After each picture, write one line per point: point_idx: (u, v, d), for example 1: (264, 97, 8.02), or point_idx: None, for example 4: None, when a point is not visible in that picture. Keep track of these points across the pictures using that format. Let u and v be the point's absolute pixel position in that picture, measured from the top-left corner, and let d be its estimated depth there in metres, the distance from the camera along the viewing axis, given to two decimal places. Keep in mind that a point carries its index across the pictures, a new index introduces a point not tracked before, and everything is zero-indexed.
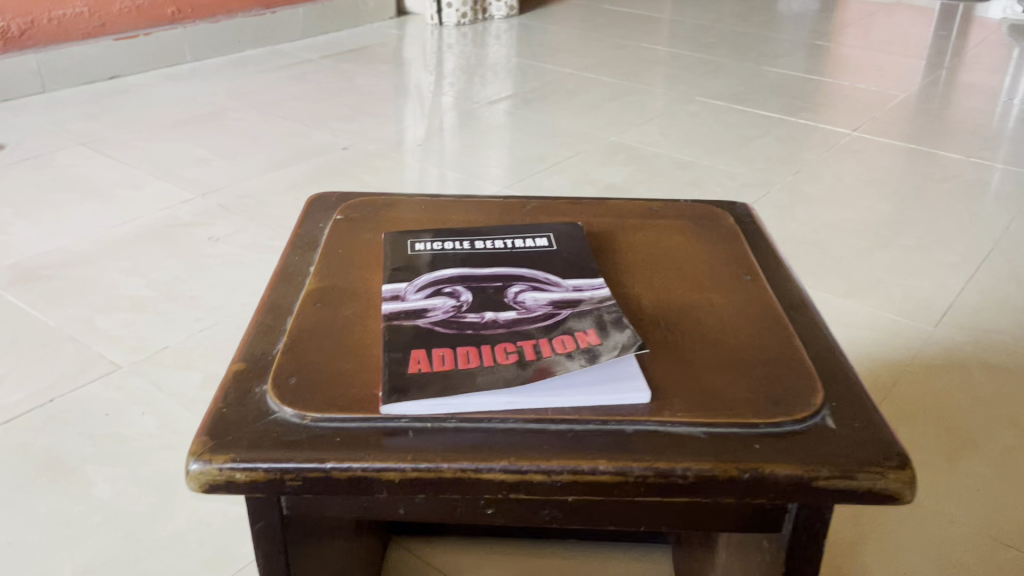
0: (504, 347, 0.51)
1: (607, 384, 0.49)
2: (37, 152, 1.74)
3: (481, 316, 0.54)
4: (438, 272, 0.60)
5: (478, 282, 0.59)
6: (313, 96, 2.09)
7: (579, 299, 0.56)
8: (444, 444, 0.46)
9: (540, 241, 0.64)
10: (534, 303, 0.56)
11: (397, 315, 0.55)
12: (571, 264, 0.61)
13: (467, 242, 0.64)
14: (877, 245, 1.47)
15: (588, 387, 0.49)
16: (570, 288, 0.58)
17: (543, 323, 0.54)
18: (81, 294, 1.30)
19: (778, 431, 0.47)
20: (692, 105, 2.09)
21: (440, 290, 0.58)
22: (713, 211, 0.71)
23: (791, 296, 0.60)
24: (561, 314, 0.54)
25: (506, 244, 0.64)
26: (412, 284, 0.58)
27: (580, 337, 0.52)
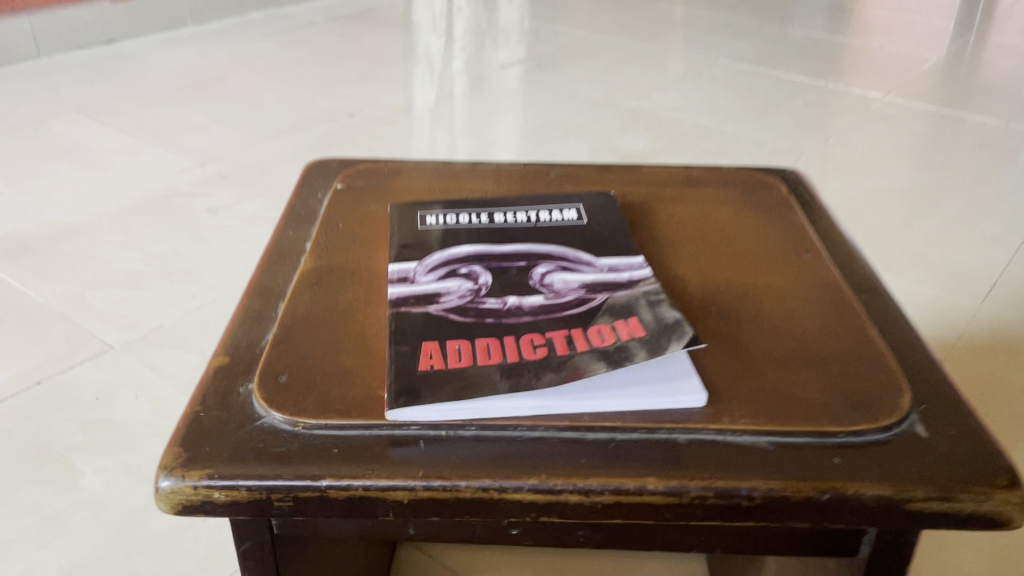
0: (531, 339, 0.44)
1: (655, 384, 0.41)
2: (30, 119, 1.66)
3: (503, 302, 0.47)
4: (452, 250, 0.52)
5: (498, 262, 0.51)
6: (318, 60, 2.00)
7: (615, 281, 0.49)
8: (462, 456, 0.39)
9: (568, 214, 0.56)
10: (564, 287, 0.48)
11: (405, 301, 0.47)
12: (604, 240, 0.53)
13: (484, 215, 0.57)
14: (915, 215, 1.38)
15: (631, 387, 0.41)
16: (604, 267, 0.50)
17: (575, 310, 0.46)
18: (72, 268, 1.22)
19: (859, 441, 0.40)
20: (714, 69, 2.00)
21: (454, 271, 0.50)
22: (762, 178, 0.63)
23: (859, 276, 0.52)
24: (597, 299, 0.47)
25: (528, 217, 0.56)
26: (422, 264, 0.51)
27: (621, 328, 0.44)
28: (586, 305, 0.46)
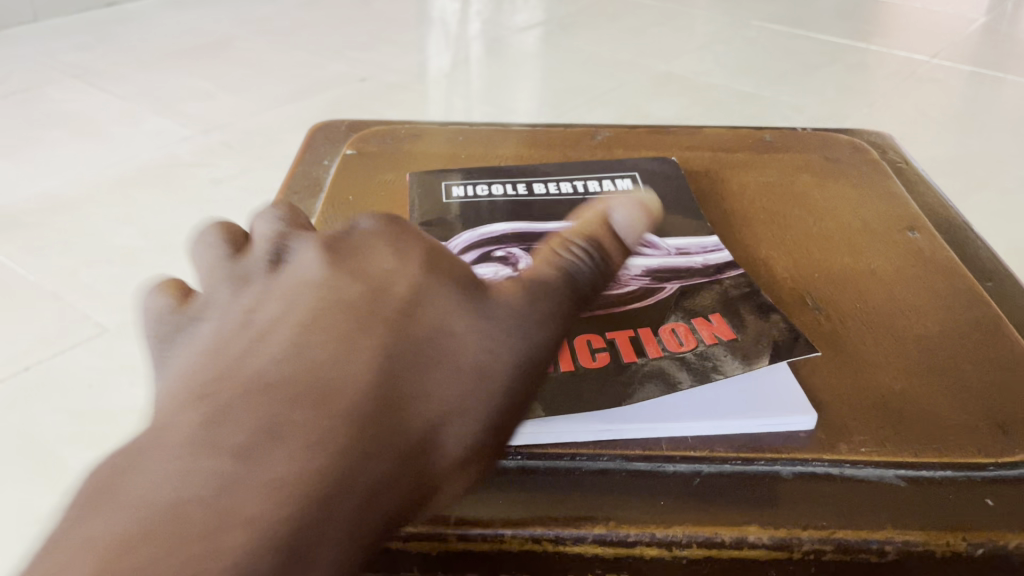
0: (589, 342, 0.35)
1: (751, 396, 0.33)
2: (25, 85, 1.57)
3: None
4: (483, 228, 0.44)
5: (540, 242, 0.42)
6: (328, 23, 1.90)
7: (686, 266, 0.40)
8: (508, 494, 0.30)
9: (620, 184, 0.48)
10: (623, 273, 0.40)
11: None
12: (666, 216, 0.44)
13: (521, 185, 0.48)
14: (972, 186, 1.28)
15: (716, 399, 0.33)
16: (671, 249, 0.42)
17: (639, 306, 0.37)
18: (65, 244, 1.14)
19: (1014, 475, 0.31)
20: (746, 31, 1.89)
21: (488, 253, 0.41)
22: (845, 140, 0.53)
23: (978, 258, 0.43)
24: (667, 291, 0.38)
25: (573, 188, 0.47)
26: (449, 245, 0.42)
27: (701, 330, 0.36)
28: (655, 300, 0.38)
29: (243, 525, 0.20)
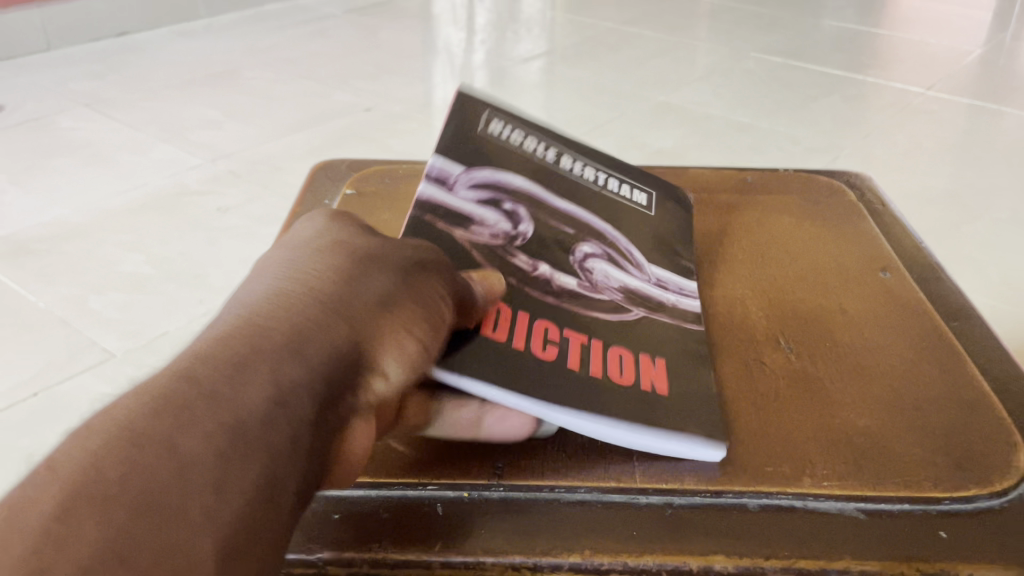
0: (547, 331, 0.38)
1: (690, 434, 0.34)
2: (37, 113, 1.60)
3: (532, 266, 0.42)
4: (505, 175, 0.46)
5: (547, 215, 0.45)
6: (335, 53, 1.94)
7: (658, 298, 0.43)
8: (488, 527, 0.32)
9: (639, 197, 0.51)
10: (603, 281, 0.43)
11: (435, 210, 0.41)
12: (665, 241, 0.47)
13: (553, 151, 0.50)
14: (965, 217, 1.30)
15: (650, 422, 0.34)
16: (652, 279, 0.44)
17: (605, 315, 0.40)
18: (75, 270, 1.16)
19: (969, 509, 0.33)
20: (746, 62, 1.92)
21: (498, 200, 0.44)
22: (826, 183, 0.55)
23: (947, 297, 0.45)
24: (631, 313, 0.41)
25: (596, 177, 0.50)
26: (468, 174, 0.44)
27: (644, 370, 0.37)
28: (619, 317, 0.41)
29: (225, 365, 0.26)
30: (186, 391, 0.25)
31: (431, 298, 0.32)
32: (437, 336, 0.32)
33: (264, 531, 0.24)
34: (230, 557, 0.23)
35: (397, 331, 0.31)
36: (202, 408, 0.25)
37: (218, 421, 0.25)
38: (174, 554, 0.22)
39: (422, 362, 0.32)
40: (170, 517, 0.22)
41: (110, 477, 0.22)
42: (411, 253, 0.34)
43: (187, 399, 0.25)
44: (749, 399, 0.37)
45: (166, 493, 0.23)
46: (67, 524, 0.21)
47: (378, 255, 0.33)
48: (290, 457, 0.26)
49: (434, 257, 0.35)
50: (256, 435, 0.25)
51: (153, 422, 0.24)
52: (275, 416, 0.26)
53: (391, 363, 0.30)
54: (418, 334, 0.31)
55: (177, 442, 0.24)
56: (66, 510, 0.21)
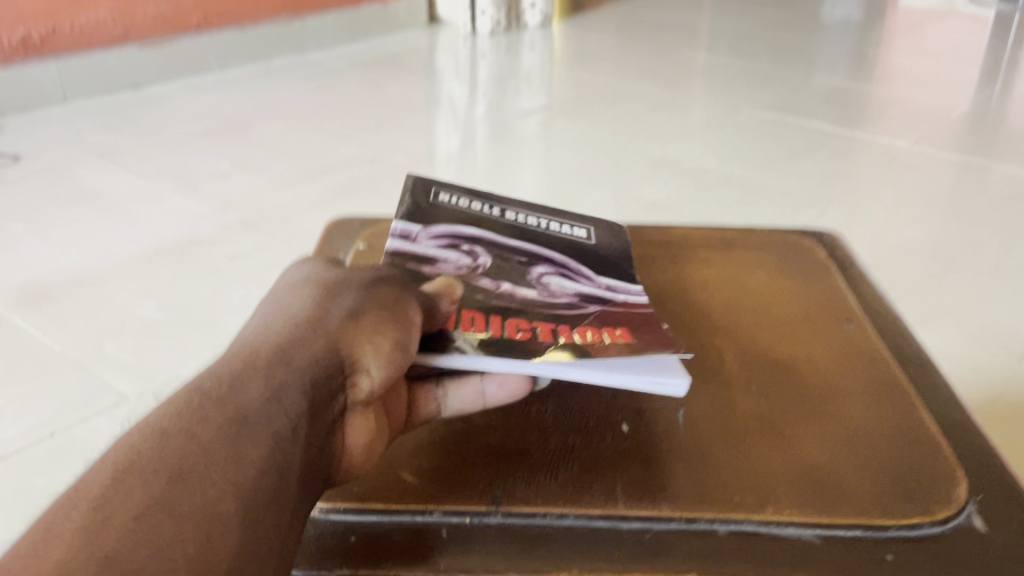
0: (516, 324, 0.44)
1: (642, 369, 0.41)
2: (54, 164, 1.66)
3: (494, 286, 0.48)
4: (456, 227, 0.52)
5: (499, 252, 0.51)
6: (342, 107, 2.00)
7: (609, 298, 0.48)
8: (486, 548, 0.36)
9: (578, 231, 0.56)
10: (560, 290, 0.48)
11: (402, 255, 0.49)
12: (609, 266, 0.52)
13: (497, 208, 0.57)
14: (948, 269, 1.35)
15: (609, 361, 0.41)
16: (603, 284, 0.50)
17: (564, 312, 0.46)
18: (90, 316, 1.21)
19: (913, 535, 0.37)
20: (738, 117, 1.99)
21: (456, 244, 0.51)
22: (799, 241, 0.60)
23: (906, 348, 0.49)
24: (588, 308, 0.46)
25: (539, 222, 0.56)
26: (426, 230, 0.52)
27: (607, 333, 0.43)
28: (578, 312, 0.46)
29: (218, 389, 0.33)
30: (197, 400, 0.32)
31: (394, 307, 0.39)
32: (409, 333, 0.39)
33: (275, 493, 0.31)
34: (247, 509, 0.30)
35: (369, 333, 0.37)
36: (202, 419, 0.32)
37: (223, 417, 0.32)
38: (199, 509, 0.29)
39: (400, 357, 0.38)
40: (193, 484, 0.29)
41: (144, 463, 0.29)
42: (372, 280, 0.41)
43: (197, 405, 0.32)
44: (720, 437, 0.42)
45: (189, 469, 0.29)
46: (116, 495, 0.28)
47: (348, 290, 0.40)
48: (291, 438, 0.32)
49: (394, 279, 0.42)
50: (257, 423, 0.32)
51: (165, 436, 0.31)
52: (274, 409, 0.33)
53: (370, 357, 0.37)
54: (387, 332, 0.38)
55: (193, 435, 0.31)
56: (115, 488, 0.28)
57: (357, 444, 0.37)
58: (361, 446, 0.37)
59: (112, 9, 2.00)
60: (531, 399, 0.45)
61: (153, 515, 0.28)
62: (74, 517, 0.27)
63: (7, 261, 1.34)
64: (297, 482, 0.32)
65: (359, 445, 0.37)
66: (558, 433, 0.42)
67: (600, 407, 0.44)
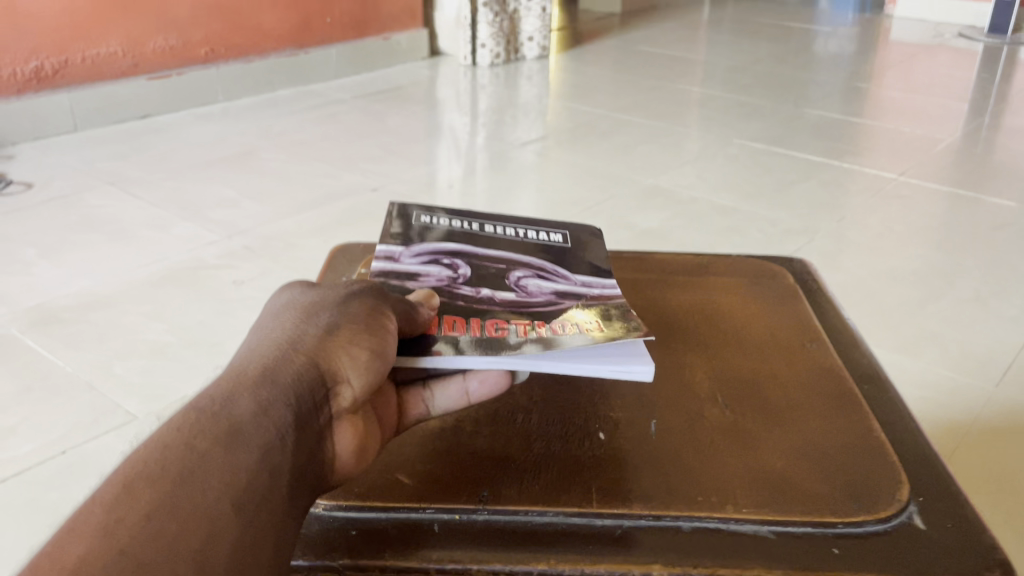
0: (495, 323, 0.48)
1: (610, 360, 0.45)
2: (65, 191, 1.71)
3: (476, 292, 0.52)
4: (437, 244, 0.57)
5: (479, 262, 0.56)
6: (345, 137, 2.06)
7: (583, 294, 0.53)
8: (472, 540, 0.40)
9: (554, 236, 0.61)
10: (537, 290, 0.53)
11: (389, 274, 0.53)
12: (583, 266, 0.57)
13: (475, 222, 0.61)
14: (930, 296, 1.39)
15: (581, 356, 0.45)
16: (578, 282, 0.55)
17: (544, 310, 0.50)
18: (100, 338, 1.25)
19: (860, 532, 0.41)
20: (731, 148, 2.04)
21: (438, 259, 0.55)
22: (770, 268, 0.65)
23: (864, 367, 0.54)
24: (563, 304, 0.51)
25: (516, 231, 0.61)
26: (409, 249, 0.56)
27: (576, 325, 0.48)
28: (554, 309, 0.51)
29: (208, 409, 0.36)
30: (188, 417, 0.35)
31: (369, 319, 0.42)
32: (385, 342, 0.42)
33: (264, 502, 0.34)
34: (234, 521, 0.32)
35: (346, 345, 0.40)
36: (195, 437, 0.34)
37: (212, 433, 0.34)
38: (192, 521, 0.31)
39: (377, 363, 0.41)
40: (187, 498, 0.32)
41: (141, 477, 0.32)
42: (347, 295, 0.44)
43: (189, 423, 0.35)
44: (687, 444, 0.46)
45: (183, 482, 0.32)
46: (116, 509, 0.31)
47: (327, 307, 0.42)
48: (279, 448, 0.35)
49: (368, 292, 0.44)
50: (245, 439, 0.35)
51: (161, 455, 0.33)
52: (260, 424, 0.35)
53: (348, 367, 0.39)
54: (363, 343, 0.40)
55: (184, 451, 0.33)
56: (116, 504, 0.31)
57: (344, 451, 0.39)
58: (348, 452, 0.39)
59: (122, 42, 2.06)
60: (516, 408, 0.49)
61: (151, 526, 0.30)
62: (78, 533, 0.30)
63: (20, 284, 1.39)
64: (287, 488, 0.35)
65: (347, 451, 0.39)
66: (541, 439, 0.47)
67: (580, 417, 0.49)
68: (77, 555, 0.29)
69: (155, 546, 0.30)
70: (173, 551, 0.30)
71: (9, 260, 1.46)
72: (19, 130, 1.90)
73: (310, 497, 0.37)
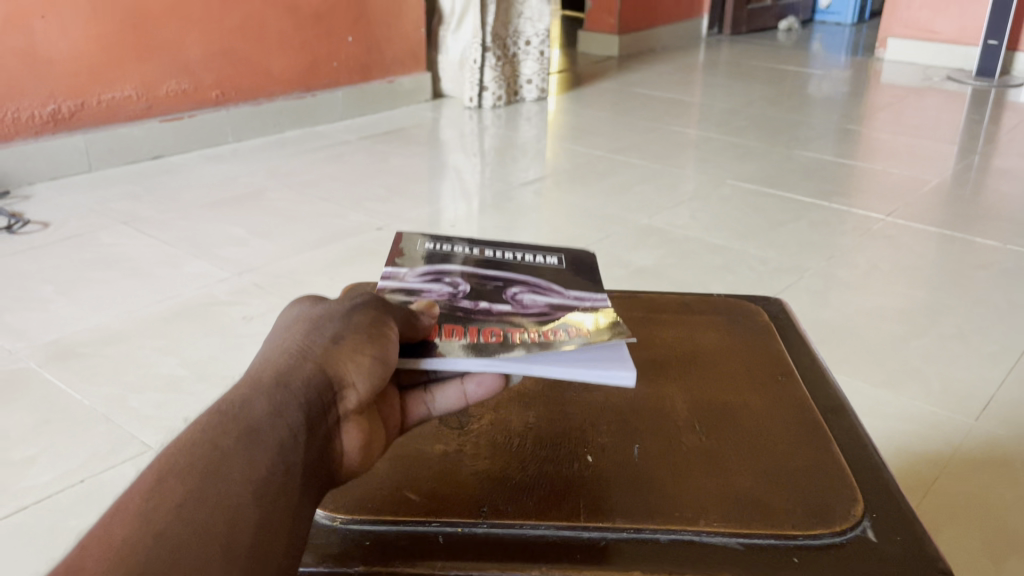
0: (491, 330, 0.52)
1: (595, 363, 0.49)
2: (80, 230, 1.77)
3: (475, 304, 0.55)
4: (439, 266, 0.61)
5: (479, 280, 0.59)
6: (349, 177, 2.12)
7: (575, 305, 0.56)
8: (472, 549, 0.45)
9: (552, 258, 0.64)
10: (532, 303, 0.56)
11: (392, 290, 0.57)
12: (577, 282, 0.60)
13: (478, 249, 0.64)
14: (913, 333, 1.44)
15: (573, 365, 0.49)
16: (572, 296, 0.57)
17: (537, 319, 0.54)
18: (115, 372, 1.30)
19: (818, 544, 0.46)
20: (723, 189, 2.10)
21: (439, 278, 0.59)
22: (748, 306, 0.71)
23: (829, 397, 0.59)
24: (555, 314, 0.54)
25: (516, 255, 0.64)
26: (412, 270, 0.60)
27: (568, 330, 0.52)
28: (547, 319, 0.54)
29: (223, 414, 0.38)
30: (211, 420, 0.38)
31: (372, 328, 0.45)
32: (387, 348, 0.44)
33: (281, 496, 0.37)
34: (256, 511, 0.36)
35: (350, 353, 0.43)
36: (214, 437, 0.37)
37: (234, 433, 0.37)
38: (218, 511, 0.35)
39: (381, 368, 0.44)
40: (213, 490, 0.35)
41: (173, 471, 0.35)
42: (351, 306, 0.46)
43: (212, 424, 0.38)
44: (667, 466, 0.51)
45: (207, 477, 0.36)
46: (150, 500, 0.34)
47: (334, 318, 0.45)
48: (292, 449, 0.38)
49: (372, 302, 0.47)
50: (262, 440, 0.38)
51: (183, 454, 0.36)
52: (275, 426, 0.38)
53: (353, 372, 0.42)
54: (366, 350, 0.43)
55: (209, 449, 0.37)
56: (147, 499, 0.34)
57: (350, 448, 0.42)
58: (354, 450, 0.42)
59: (137, 86, 2.14)
60: (512, 434, 0.55)
61: (182, 514, 0.34)
62: (118, 520, 0.33)
63: (38, 320, 1.44)
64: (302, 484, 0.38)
65: (354, 448, 0.42)
66: (534, 462, 0.52)
67: (570, 441, 0.54)
68: (117, 538, 0.32)
69: (187, 531, 0.33)
70: (201, 537, 0.33)
71: (27, 297, 1.51)
72: (36, 171, 1.96)
73: (320, 490, 0.40)
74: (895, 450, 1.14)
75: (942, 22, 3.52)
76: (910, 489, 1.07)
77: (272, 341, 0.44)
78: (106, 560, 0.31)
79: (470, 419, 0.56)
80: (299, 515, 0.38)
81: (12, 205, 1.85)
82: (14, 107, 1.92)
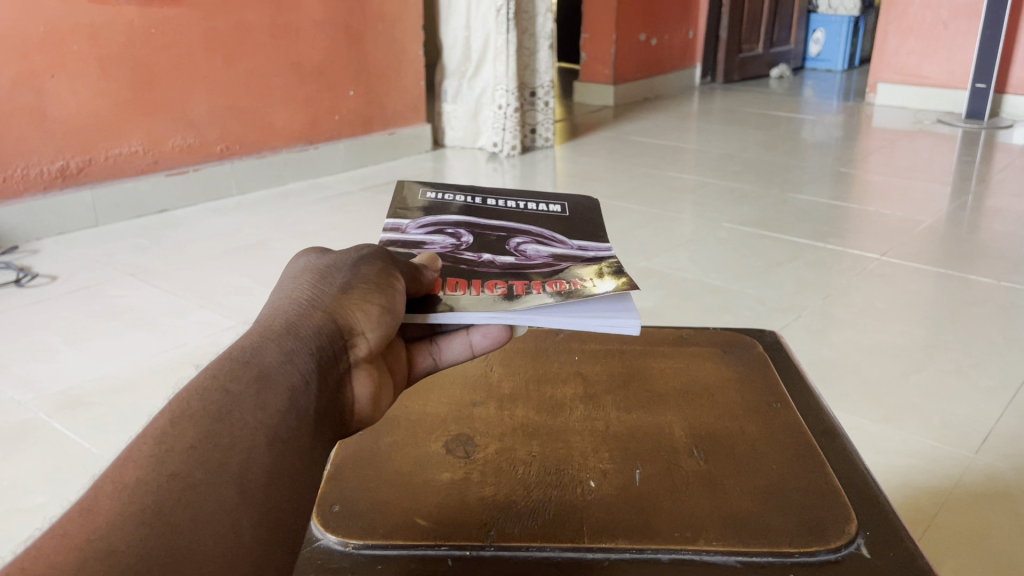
0: (494, 283, 0.53)
1: (598, 313, 0.50)
2: (87, 282, 1.80)
3: (478, 256, 0.57)
4: (440, 217, 0.62)
5: (481, 230, 0.60)
6: (351, 226, 2.16)
7: (579, 256, 0.58)
8: (483, 571, 0.47)
9: (553, 207, 0.65)
10: (535, 254, 0.58)
11: (396, 243, 0.58)
12: (580, 232, 0.62)
13: (479, 198, 0.65)
14: (911, 369, 1.46)
15: (576, 316, 0.50)
16: (575, 247, 0.59)
17: (541, 270, 0.55)
18: (123, 421, 1.31)
19: (814, 560, 0.47)
20: (720, 232, 2.14)
21: (441, 229, 0.60)
22: (742, 339, 0.73)
23: (822, 423, 0.61)
24: (560, 265, 0.56)
25: (517, 204, 0.65)
26: (414, 221, 0.61)
27: (572, 282, 0.53)
28: (552, 270, 0.55)
29: (234, 362, 0.39)
30: (223, 364, 0.39)
31: (381, 278, 0.46)
32: (394, 298, 0.45)
33: (296, 459, 0.38)
34: (268, 460, 0.36)
35: (359, 301, 0.44)
36: (228, 387, 0.38)
37: (247, 378, 0.38)
38: (231, 458, 0.35)
39: (388, 319, 0.44)
40: (226, 437, 0.36)
41: (185, 416, 0.36)
42: (358, 256, 0.47)
43: (223, 369, 0.39)
44: (667, 488, 0.53)
45: (221, 424, 0.36)
46: (162, 445, 0.35)
47: (341, 267, 0.46)
48: (305, 397, 0.39)
49: (380, 254, 0.48)
50: (275, 386, 0.38)
51: (196, 405, 0.37)
52: (287, 372, 0.39)
53: (362, 321, 0.43)
54: (375, 298, 0.44)
55: (223, 393, 0.37)
56: (159, 450, 0.34)
57: (361, 396, 0.43)
58: (364, 398, 0.44)
59: (143, 142, 2.18)
60: (517, 461, 0.57)
61: (196, 458, 0.34)
62: (132, 463, 0.34)
63: (47, 371, 1.46)
64: (315, 444, 0.39)
65: (364, 397, 0.44)
66: (538, 486, 0.54)
67: (573, 468, 0.56)
68: (130, 482, 0.33)
69: (202, 474, 0.34)
70: (217, 487, 0.34)
71: (36, 348, 1.53)
72: (44, 226, 2.00)
73: (331, 442, 0.41)
74: (897, 486, 1.15)
75: (931, 67, 3.59)
76: (912, 523, 1.08)
77: (280, 290, 0.45)
78: (122, 504, 0.32)
79: (475, 448, 0.58)
80: (310, 472, 0.38)
81: (21, 260, 1.88)
82: (23, 164, 1.96)
